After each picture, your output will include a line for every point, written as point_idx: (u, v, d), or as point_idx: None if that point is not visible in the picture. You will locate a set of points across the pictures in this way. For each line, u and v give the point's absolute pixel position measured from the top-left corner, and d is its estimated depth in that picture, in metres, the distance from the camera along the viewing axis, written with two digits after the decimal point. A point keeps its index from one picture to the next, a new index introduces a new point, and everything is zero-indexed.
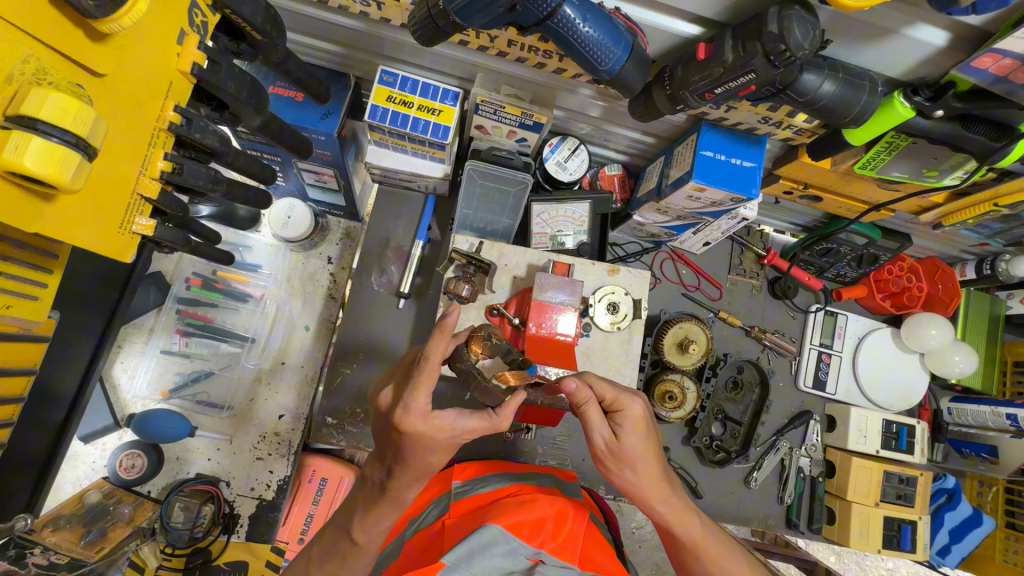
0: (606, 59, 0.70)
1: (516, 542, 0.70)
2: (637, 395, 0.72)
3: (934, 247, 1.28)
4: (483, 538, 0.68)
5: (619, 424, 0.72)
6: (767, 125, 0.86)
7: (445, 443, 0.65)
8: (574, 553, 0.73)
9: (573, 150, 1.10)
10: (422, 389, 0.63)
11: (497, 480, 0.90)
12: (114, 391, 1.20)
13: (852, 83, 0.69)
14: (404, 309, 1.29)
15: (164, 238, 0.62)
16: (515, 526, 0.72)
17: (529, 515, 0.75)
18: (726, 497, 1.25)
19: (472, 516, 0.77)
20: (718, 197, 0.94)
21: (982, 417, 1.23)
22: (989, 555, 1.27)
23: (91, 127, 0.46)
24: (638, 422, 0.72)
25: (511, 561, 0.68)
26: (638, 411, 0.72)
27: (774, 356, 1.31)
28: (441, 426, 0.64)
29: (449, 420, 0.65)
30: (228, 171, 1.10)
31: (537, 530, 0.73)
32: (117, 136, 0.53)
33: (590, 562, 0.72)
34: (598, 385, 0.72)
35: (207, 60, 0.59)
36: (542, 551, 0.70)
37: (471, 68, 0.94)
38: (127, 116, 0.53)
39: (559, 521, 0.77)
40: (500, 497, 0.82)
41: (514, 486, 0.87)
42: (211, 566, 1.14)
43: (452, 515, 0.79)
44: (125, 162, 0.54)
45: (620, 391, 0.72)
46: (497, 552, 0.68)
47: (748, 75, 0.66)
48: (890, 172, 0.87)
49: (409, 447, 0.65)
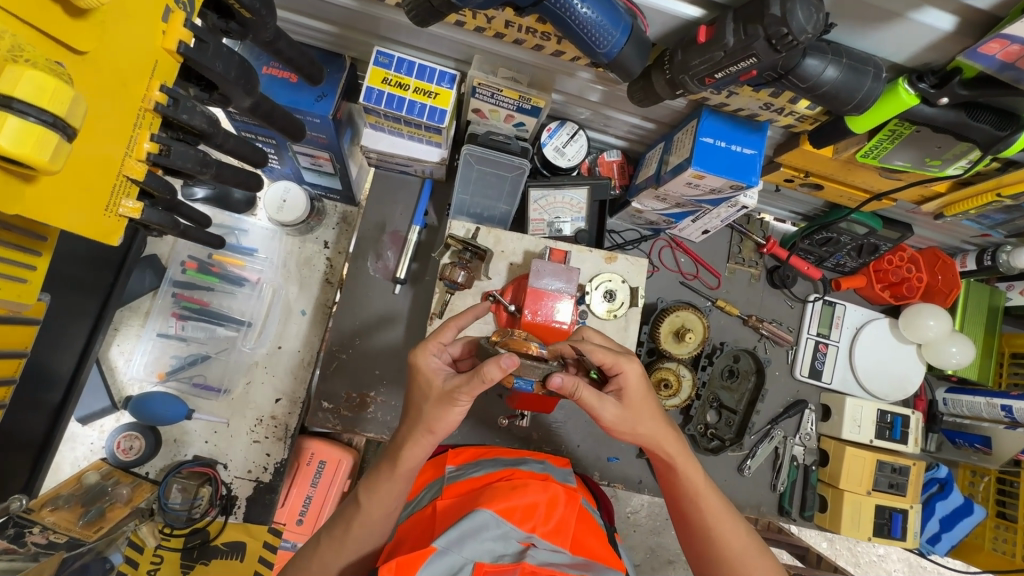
0: (604, 42, 0.68)
1: (508, 526, 0.70)
2: (634, 358, 0.74)
3: (936, 237, 1.27)
4: (474, 522, 0.68)
5: (622, 387, 0.75)
6: (768, 111, 0.84)
7: (437, 394, 0.73)
8: (566, 536, 0.73)
9: (571, 135, 1.08)
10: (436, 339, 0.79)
11: (489, 465, 0.89)
12: (111, 374, 1.21)
13: (855, 69, 0.67)
14: (400, 295, 1.22)
15: (153, 222, 0.61)
16: (507, 511, 0.72)
17: (522, 500, 0.75)
18: (722, 484, 1.23)
19: (465, 499, 0.77)
20: (717, 184, 0.92)
21: (976, 408, 1.24)
22: (979, 543, 1.27)
23: (70, 106, 0.46)
24: (638, 384, 0.75)
25: (503, 544, 0.68)
26: (637, 373, 0.75)
27: (770, 345, 1.30)
28: (434, 370, 0.75)
29: (437, 364, 0.76)
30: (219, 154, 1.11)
31: (529, 515, 0.73)
32: (98, 115, 0.52)
33: (581, 546, 0.72)
34: (596, 353, 0.73)
35: (193, 39, 0.57)
36: (533, 535, 0.71)
37: (468, 49, 0.92)
38: (111, 95, 0.52)
39: (551, 505, 0.77)
40: (492, 481, 0.82)
41: (506, 470, 0.86)
42: (209, 546, 1.19)
43: (445, 497, 0.79)
44: (112, 142, 0.53)
45: (619, 356, 0.73)
46: (489, 536, 0.68)
47: (750, 60, 0.65)
48: (892, 161, 0.85)
49: (414, 394, 0.77)
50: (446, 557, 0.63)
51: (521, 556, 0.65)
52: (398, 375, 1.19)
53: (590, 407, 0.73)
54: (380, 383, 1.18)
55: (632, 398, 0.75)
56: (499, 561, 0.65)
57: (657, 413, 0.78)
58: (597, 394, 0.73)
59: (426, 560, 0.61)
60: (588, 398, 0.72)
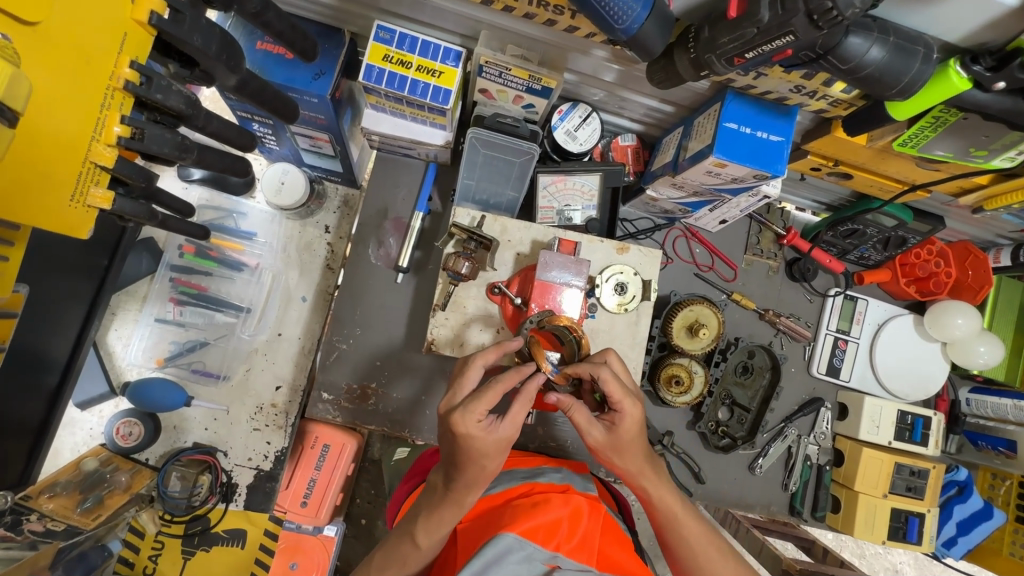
0: (624, 17, 0.62)
1: (532, 547, 0.65)
2: (639, 402, 0.71)
3: (968, 230, 1.20)
4: (497, 548, 0.64)
5: (616, 422, 0.71)
6: (799, 94, 0.77)
7: (497, 448, 0.69)
8: (592, 551, 0.69)
9: (584, 117, 1.02)
10: (482, 400, 0.68)
11: (507, 480, 0.84)
12: (109, 359, 1.19)
13: (903, 49, 0.61)
14: (403, 285, 1.18)
15: (127, 211, 0.59)
16: (530, 530, 0.67)
17: (544, 518, 0.70)
18: (733, 483, 1.20)
19: (486, 522, 0.73)
20: (739, 173, 0.86)
21: (1002, 410, 1.18)
22: (995, 547, 1.23)
23: (12, 86, 0.43)
24: (634, 424, 0.71)
25: (527, 567, 0.63)
26: (636, 414, 0.71)
27: (787, 341, 1.25)
28: (489, 430, 0.68)
29: (488, 424, 0.68)
30: (196, 133, 1.08)
31: (552, 533, 0.68)
32: (55, 93, 0.49)
33: (608, 560, 0.70)
34: (609, 386, 0.69)
35: (168, 9, 0.54)
36: (558, 554, 0.66)
37: (475, 24, 0.86)
38: (71, 72, 0.50)
39: (574, 520, 0.71)
40: (513, 498, 0.77)
41: (525, 485, 0.81)
42: (210, 533, 1.19)
43: (465, 519, 0.77)
44: (74, 124, 0.51)
45: (627, 396, 0.70)
46: (513, 559, 0.63)
47: (786, 38, 0.58)
48: (933, 150, 0.79)
49: (461, 456, 0.69)
50: None
51: None
52: (402, 366, 1.16)
53: (579, 428, 0.72)
54: (382, 374, 1.15)
55: (623, 433, 0.71)
56: None
57: (641, 448, 0.73)
58: (589, 418, 0.72)
59: None
60: (579, 417, 0.71)
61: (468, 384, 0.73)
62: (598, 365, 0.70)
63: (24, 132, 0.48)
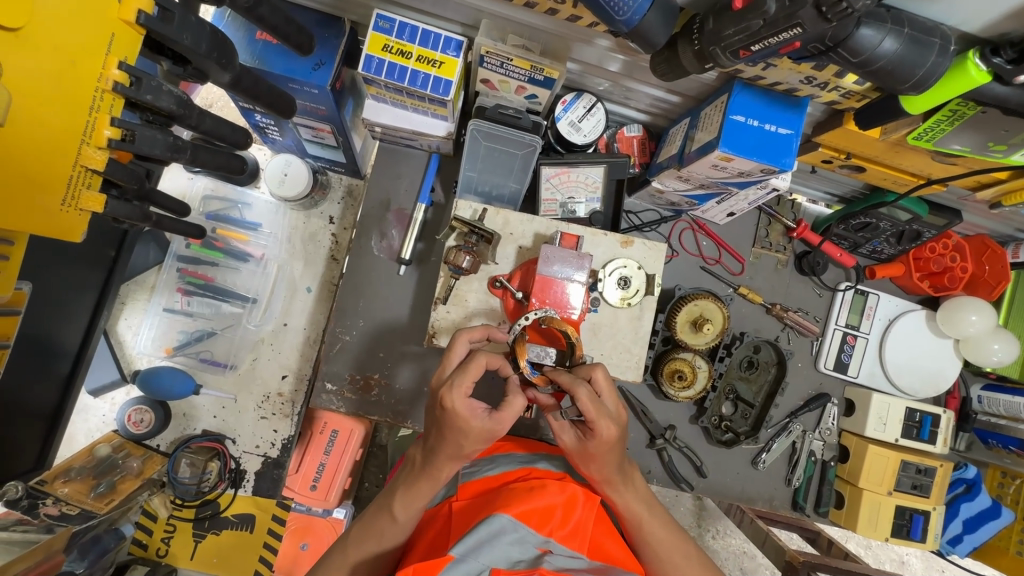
0: (625, 7, 0.60)
1: (525, 530, 0.65)
2: (613, 424, 0.69)
3: (986, 223, 1.16)
4: (491, 526, 0.64)
5: (588, 435, 0.71)
6: (810, 86, 0.75)
7: (478, 433, 0.69)
8: (584, 540, 0.69)
9: (588, 108, 1.00)
10: (468, 375, 0.69)
11: (505, 462, 0.84)
12: (120, 347, 1.22)
13: (918, 41, 0.58)
14: (405, 276, 1.18)
15: (118, 213, 0.63)
16: (526, 514, 0.66)
17: (539, 502, 0.68)
18: (734, 477, 1.19)
19: (481, 502, 0.73)
20: (746, 167, 0.84)
21: (1015, 408, 1.16)
22: (1001, 546, 1.22)
23: None
24: (606, 442, 0.70)
25: (520, 548, 0.63)
26: (608, 434, 0.70)
27: (794, 335, 1.22)
28: (473, 413, 0.68)
29: (474, 405, 0.69)
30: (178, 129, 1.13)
31: (546, 519, 0.67)
32: (43, 97, 0.52)
33: (599, 548, 0.71)
34: (581, 403, 0.69)
35: (155, 7, 0.55)
36: (550, 540, 0.66)
37: (475, 13, 0.84)
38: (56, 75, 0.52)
39: (569, 508, 0.70)
40: (510, 481, 0.77)
41: (523, 469, 0.81)
42: (220, 518, 1.22)
43: (462, 497, 0.76)
44: (61, 126, 0.54)
45: (600, 417, 0.68)
46: (507, 539, 0.63)
47: (793, 30, 0.56)
48: (949, 145, 0.76)
49: (446, 432, 0.70)
50: (463, 564, 0.60)
51: (538, 563, 0.62)
52: (405, 358, 1.16)
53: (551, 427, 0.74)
54: (386, 365, 1.15)
55: (592, 448, 0.71)
56: (515, 567, 0.61)
57: (611, 462, 0.73)
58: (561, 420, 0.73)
59: (446, 568, 0.59)
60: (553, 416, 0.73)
61: (455, 358, 0.76)
62: (575, 381, 0.70)
63: (14, 136, 0.51)
